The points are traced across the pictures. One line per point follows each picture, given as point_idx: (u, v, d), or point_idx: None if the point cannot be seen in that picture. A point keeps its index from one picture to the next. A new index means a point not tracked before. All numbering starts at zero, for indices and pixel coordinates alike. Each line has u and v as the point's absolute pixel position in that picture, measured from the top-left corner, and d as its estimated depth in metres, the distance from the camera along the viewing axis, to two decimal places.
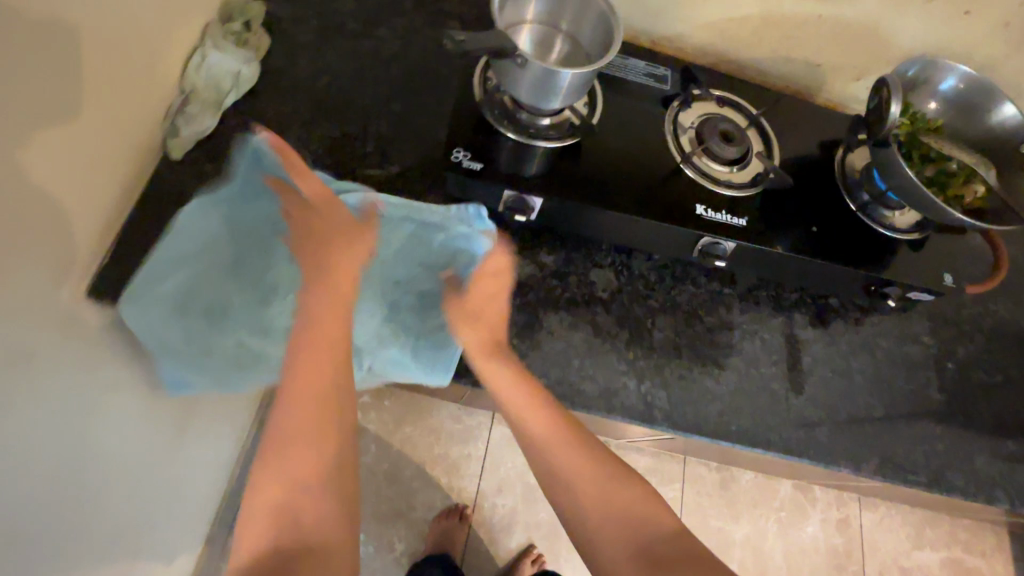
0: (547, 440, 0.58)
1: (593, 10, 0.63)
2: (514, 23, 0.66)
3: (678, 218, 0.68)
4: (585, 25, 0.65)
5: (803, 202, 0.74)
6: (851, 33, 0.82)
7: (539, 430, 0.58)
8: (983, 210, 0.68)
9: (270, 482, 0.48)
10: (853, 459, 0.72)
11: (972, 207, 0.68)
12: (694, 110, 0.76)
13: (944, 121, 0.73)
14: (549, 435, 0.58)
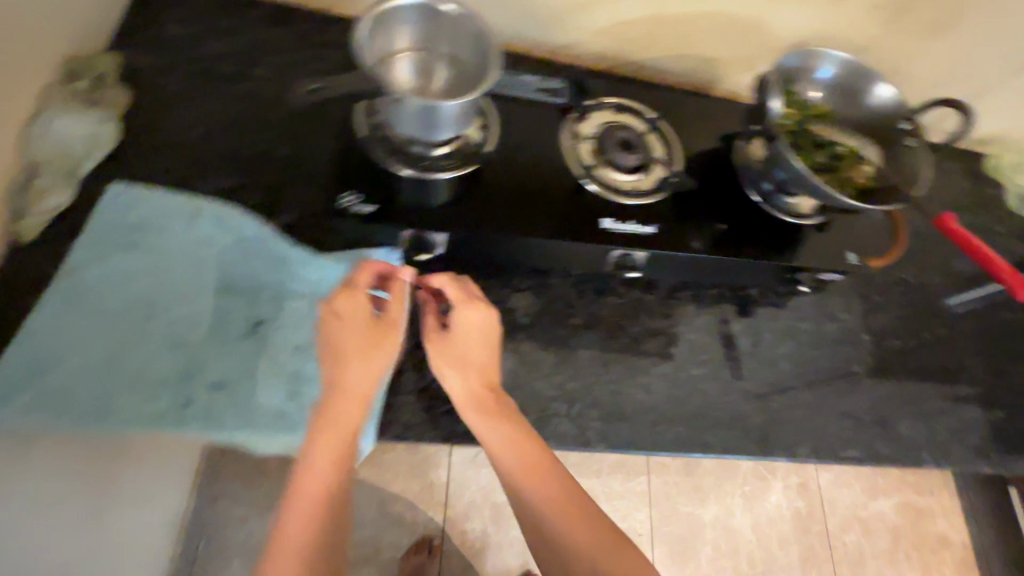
0: (557, 515, 0.51)
1: (466, 32, 0.62)
2: (391, 50, 0.62)
3: (587, 235, 0.67)
4: (462, 46, 0.63)
5: (709, 201, 0.75)
6: (736, 28, 0.83)
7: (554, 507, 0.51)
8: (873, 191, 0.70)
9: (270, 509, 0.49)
10: (787, 446, 0.73)
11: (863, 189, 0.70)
12: (591, 120, 0.75)
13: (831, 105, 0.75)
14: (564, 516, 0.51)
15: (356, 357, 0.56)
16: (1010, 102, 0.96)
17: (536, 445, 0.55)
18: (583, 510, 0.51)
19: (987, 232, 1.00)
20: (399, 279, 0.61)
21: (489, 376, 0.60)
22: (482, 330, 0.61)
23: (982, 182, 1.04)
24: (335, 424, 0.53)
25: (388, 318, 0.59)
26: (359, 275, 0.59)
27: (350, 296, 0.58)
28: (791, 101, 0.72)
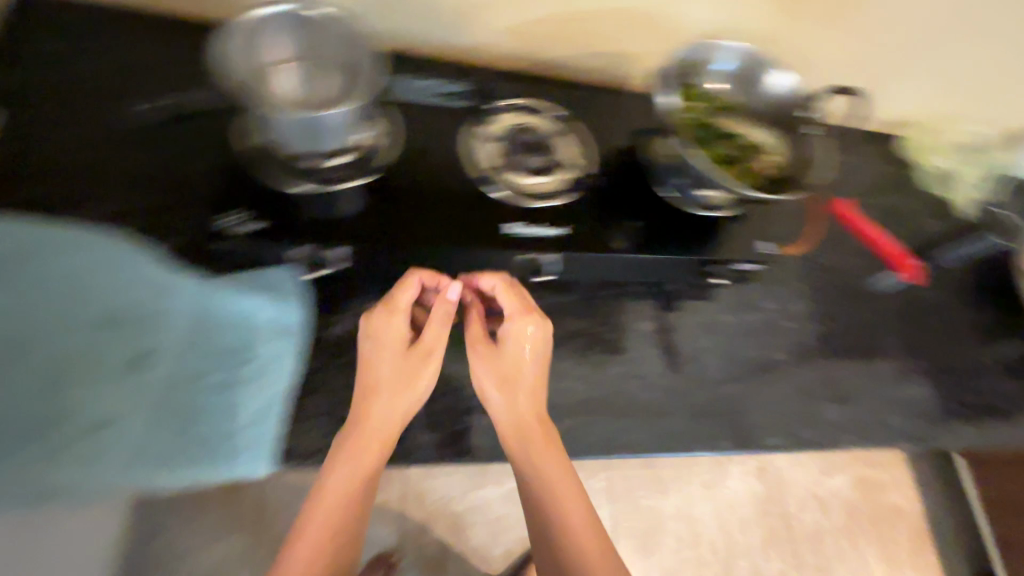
0: (556, 524, 0.65)
1: (331, 32, 0.61)
2: (259, 62, 0.59)
3: (490, 241, 0.67)
4: (327, 43, 0.61)
5: (620, 199, 0.75)
6: (642, 23, 0.83)
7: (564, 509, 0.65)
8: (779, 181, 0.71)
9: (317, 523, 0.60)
10: (710, 440, 0.73)
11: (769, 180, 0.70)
12: (497, 124, 0.74)
13: (729, 97, 0.75)
14: (570, 515, 0.65)
15: (387, 390, 0.59)
16: (919, 84, 0.98)
17: (561, 474, 0.63)
18: (578, 525, 0.65)
19: (901, 213, 1.03)
20: (443, 297, 0.63)
21: (536, 391, 0.66)
22: (531, 348, 0.66)
23: (896, 164, 1.07)
24: (355, 455, 0.58)
25: (422, 344, 0.63)
26: (398, 296, 0.63)
27: (388, 320, 0.62)
28: (688, 96, 0.72)
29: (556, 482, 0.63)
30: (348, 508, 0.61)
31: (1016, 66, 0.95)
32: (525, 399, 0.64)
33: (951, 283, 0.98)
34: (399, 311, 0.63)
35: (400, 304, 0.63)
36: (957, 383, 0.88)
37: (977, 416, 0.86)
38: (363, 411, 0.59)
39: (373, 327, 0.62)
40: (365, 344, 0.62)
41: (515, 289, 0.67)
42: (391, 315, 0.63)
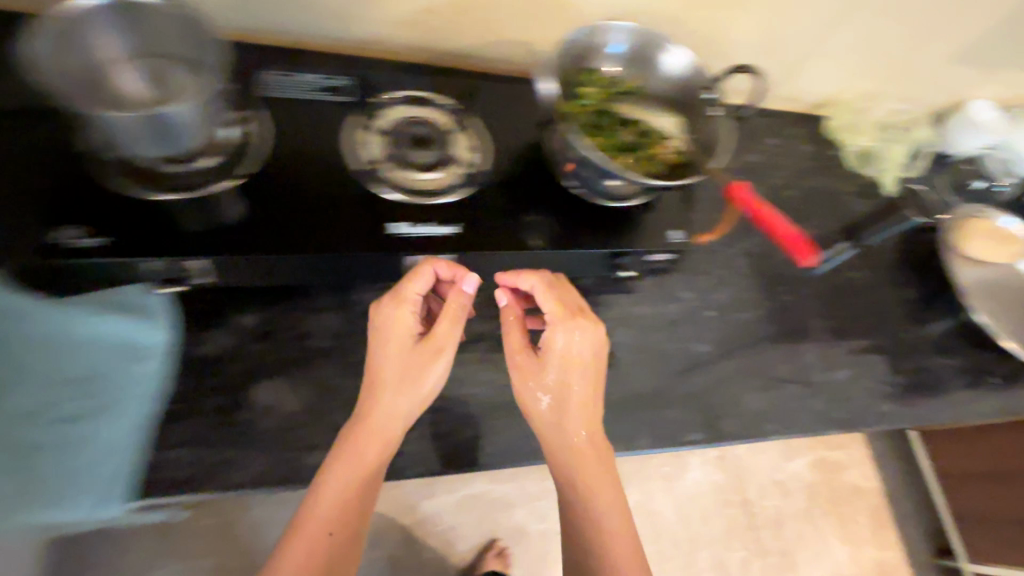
0: (586, 521, 0.64)
1: (164, 20, 0.56)
2: (88, 60, 0.54)
3: (371, 245, 0.61)
4: (165, 34, 0.57)
5: (524, 191, 0.70)
6: (541, 8, 0.79)
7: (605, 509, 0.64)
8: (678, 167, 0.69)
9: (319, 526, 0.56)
10: (622, 440, 0.70)
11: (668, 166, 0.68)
12: (378, 119, 0.68)
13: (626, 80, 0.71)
14: (611, 516, 0.64)
15: (395, 383, 0.61)
16: (836, 63, 0.96)
17: (597, 471, 0.65)
18: (613, 524, 0.64)
19: (827, 194, 1.03)
20: (459, 289, 0.63)
21: (576, 392, 0.66)
22: (575, 354, 0.66)
23: (819, 146, 1.06)
24: (361, 447, 0.59)
25: (432, 337, 0.63)
26: (409, 285, 0.62)
27: (398, 313, 0.63)
28: (584, 80, 0.69)
29: (590, 476, 0.64)
30: (351, 508, 0.58)
31: (931, 43, 0.94)
32: (567, 404, 0.65)
33: (875, 264, 0.97)
34: (407, 301, 0.63)
35: (407, 294, 0.63)
36: (882, 364, 0.87)
37: (901, 397, 0.85)
38: (371, 404, 0.61)
39: (382, 321, 0.63)
40: (376, 339, 0.62)
41: (557, 293, 0.66)
42: (400, 305, 0.62)
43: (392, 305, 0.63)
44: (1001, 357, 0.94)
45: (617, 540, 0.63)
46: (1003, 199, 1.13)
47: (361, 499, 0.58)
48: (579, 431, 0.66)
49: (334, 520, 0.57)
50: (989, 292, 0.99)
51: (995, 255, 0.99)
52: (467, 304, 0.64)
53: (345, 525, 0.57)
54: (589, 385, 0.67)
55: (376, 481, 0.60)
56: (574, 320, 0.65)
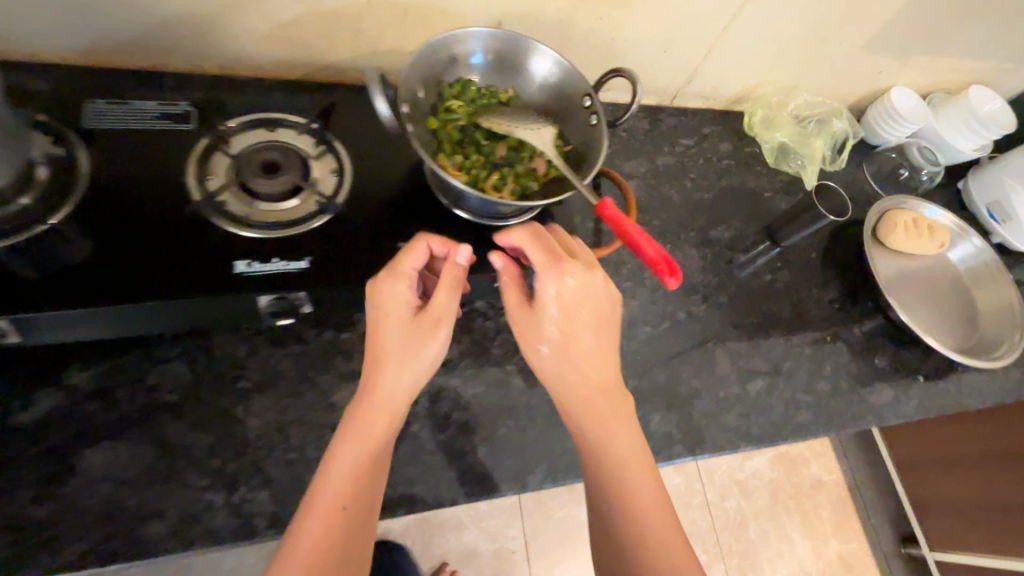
0: (608, 480, 0.55)
1: None
2: None
3: (211, 288, 0.56)
4: None
5: (393, 215, 0.65)
6: (416, 15, 0.74)
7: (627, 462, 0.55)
8: (555, 180, 0.66)
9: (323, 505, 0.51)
10: (518, 476, 0.65)
11: (545, 181, 0.65)
12: (225, 146, 0.63)
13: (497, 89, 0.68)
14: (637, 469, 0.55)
15: (399, 357, 0.56)
16: (744, 58, 0.92)
17: (616, 423, 0.56)
18: (640, 480, 0.55)
19: (746, 192, 0.99)
20: (454, 261, 0.58)
21: (586, 339, 0.56)
22: (578, 302, 0.55)
23: (737, 144, 1.03)
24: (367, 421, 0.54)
25: (432, 308, 0.57)
26: (405, 259, 0.57)
27: (393, 286, 0.56)
28: (451, 94, 0.65)
29: (605, 431, 0.56)
30: (364, 483, 0.52)
31: (838, 35, 0.91)
32: (573, 357, 0.56)
33: (795, 265, 0.94)
34: (404, 276, 0.57)
35: (403, 269, 0.57)
36: (801, 371, 0.84)
37: (821, 404, 0.82)
38: (375, 378, 0.55)
39: (376, 293, 0.56)
40: (371, 313, 0.56)
41: (542, 242, 0.57)
42: (395, 279, 0.56)
43: (384, 276, 0.57)
44: (922, 355, 0.92)
45: (648, 495, 0.55)
46: (928, 187, 1.10)
47: (374, 472, 0.54)
48: (589, 384, 0.57)
49: (348, 494, 0.52)
50: (910, 285, 0.97)
51: (915, 247, 0.97)
52: (462, 277, 0.59)
53: (358, 500, 0.52)
54: (598, 333, 0.56)
55: (386, 454, 0.56)
56: (565, 266, 0.54)
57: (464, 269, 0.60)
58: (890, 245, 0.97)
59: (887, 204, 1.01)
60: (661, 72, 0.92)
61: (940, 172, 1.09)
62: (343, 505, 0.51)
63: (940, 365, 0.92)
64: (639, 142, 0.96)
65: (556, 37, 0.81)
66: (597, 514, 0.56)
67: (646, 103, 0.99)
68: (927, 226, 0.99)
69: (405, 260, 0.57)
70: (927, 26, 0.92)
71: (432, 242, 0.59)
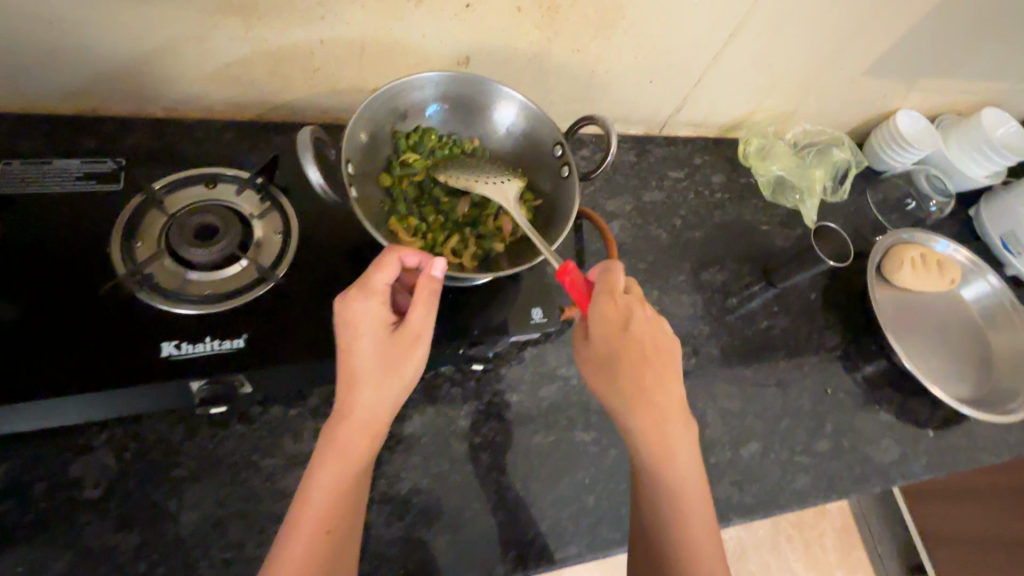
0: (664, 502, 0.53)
1: None
2: None
3: (131, 374, 0.50)
4: None
5: (346, 278, 0.59)
6: (375, 51, 0.68)
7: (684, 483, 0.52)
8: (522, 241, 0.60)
9: (316, 521, 0.47)
10: (484, 565, 0.59)
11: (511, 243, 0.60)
12: (156, 209, 0.57)
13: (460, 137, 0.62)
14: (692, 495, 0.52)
15: (374, 377, 0.50)
16: (737, 86, 0.86)
17: (674, 441, 0.52)
18: (697, 506, 0.52)
19: (741, 228, 0.92)
20: (427, 275, 0.51)
21: (645, 362, 0.52)
22: (633, 325, 0.53)
23: (731, 175, 0.96)
24: (343, 445, 0.50)
25: (408, 325, 0.51)
26: (377, 274, 0.51)
27: (365, 302, 0.51)
28: (408, 145, 0.60)
29: (665, 459, 0.51)
30: (345, 508, 0.49)
31: (841, 60, 0.84)
32: (633, 386, 0.52)
33: (792, 308, 0.88)
34: (376, 292, 0.51)
35: (374, 283, 0.51)
36: (799, 429, 0.78)
37: (820, 466, 0.76)
38: (349, 400, 0.50)
39: (345, 310, 0.51)
40: (340, 331, 0.51)
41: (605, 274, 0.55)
42: (367, 297, 0.51)
43: (356, 288, 0.51)
44: (930, 405, 0.85)
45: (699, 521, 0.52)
46: (936, 217, 1.03)
47: (355, 496, 0.50)
48: (652, 410, 0.51)
49: (332, 519, 0.48)
50: (918, 325, 0.91)
51: (924, 284, 0.90)
52: (441, 291, 0.53)
53: (342, 526, 0.49)
54: (656, 356, 0.53)
55: (365, 477, 0.51)
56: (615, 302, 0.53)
57: (440, 281, 0.53)
58: (896, 281, 0.91)
59: (890, 240, 0.93)
60: (648, 102, 0.86)
61: (949, 202, 1.03)
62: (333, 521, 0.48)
63: (950, 416, 0.85)
64: (624, 177, 0.90)
65: (531, 71, 0.75)
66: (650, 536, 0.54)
67: (632, 132, 0.93)
68: (936, 262, 0.92)
69: (376, 274, 0.51)
70: (935, 48, 0.85)
71: (410, 252, 0.53)
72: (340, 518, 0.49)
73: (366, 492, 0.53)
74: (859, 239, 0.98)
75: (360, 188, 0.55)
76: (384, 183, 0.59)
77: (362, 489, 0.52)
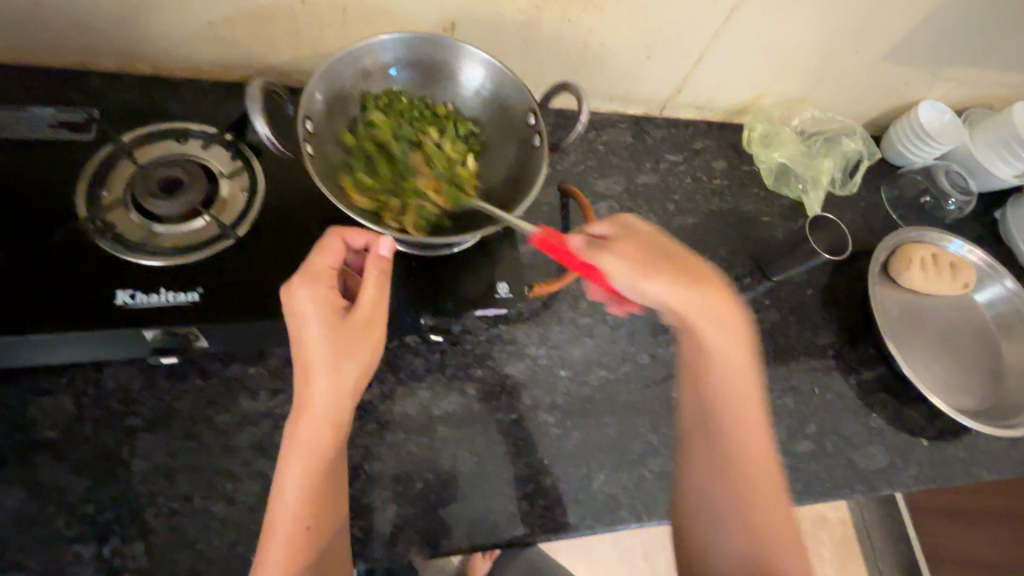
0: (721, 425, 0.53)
1: None
2: None
3: (83, 320, 0.50)
4: None
5: (310, 242, 0.59)
6: (358, 14, 0.66)
7: (736, 389, 0.53)
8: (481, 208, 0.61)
9: (295, 513, 0.47)
10: (431, 537, 0.58)
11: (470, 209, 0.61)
12: (123, 163, 0.58)
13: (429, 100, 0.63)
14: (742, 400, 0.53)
15: (329, 364, 0.49)
16: (744, 66, 0.81)
17: (725, 340, 0.53)
18: (746, 418, 0.53)
19: (738, 217, 0.88)
20: (374, 255, 0.52)
21: (686, 257, 0.53)
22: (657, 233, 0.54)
23: (733, 161, 0.92)
24: (303, 439, 0.48)
25: (359, 308, 0.51)
26: (319, 259, 0.51)
27: (312, 289, 0.50)
28: (371, 103, 0.60)
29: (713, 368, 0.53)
30: (319, 501, 0.48)
31: (858, 42, 0.78)
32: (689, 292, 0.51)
33: (786, 304, 0.84)
34: (323, 278, 0.51)
35: (319, 270, 0.51)
36: (779, 427, 0.74)
37: (799, 467, 0.72)
38: (304, 393, 0.49)
39: (292, 300, 0.50)
40: (290, 323, 0.50)
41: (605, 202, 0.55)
42: (314, 283, 0.50)
43: (302, 278, 0.50)
44: (928, 413, 0.81)
45: (752, 444, 0.52)
46: (956, 217, 0.96)
47: (326, 489, 0.49)
48: (708, 315, 0.51)
49: (308, 514, 0.48)
50: (924, 328, 0.85)
51: (933, 287, 0.85)
52: (390, 269, 0.53)
53: (320, 518, 0.48)
54: (693, 263, 0.53)
55: (335, 466, 0.51)
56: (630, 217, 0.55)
57: (389, 260, 0.53)
58: (903, 283, 0.85)
59: (900, 237, 0.88)
60: (646, 81, 0.82)
61: (971, 201, 0.96)
62: (311, 509, 0.48)
63: (947, 427, 0.80)
64: (619, 157, 0.87)
65: (520, 41, 0.73)
66: (713, 465, 0.53)
67: (631, 112, 0.90)
68: (949, 263, 0.86)
69: (318, 261, 0.51)
70: (964, 33, 0.79)
71: (348, 233, 0.53)
72: (319, 504, 0.49)
73: (339, 479, 0.52)
74: (866, 236, 0.93)
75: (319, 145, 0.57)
76: (341, 137, 0.59)
77: (334, 476, 0.52)
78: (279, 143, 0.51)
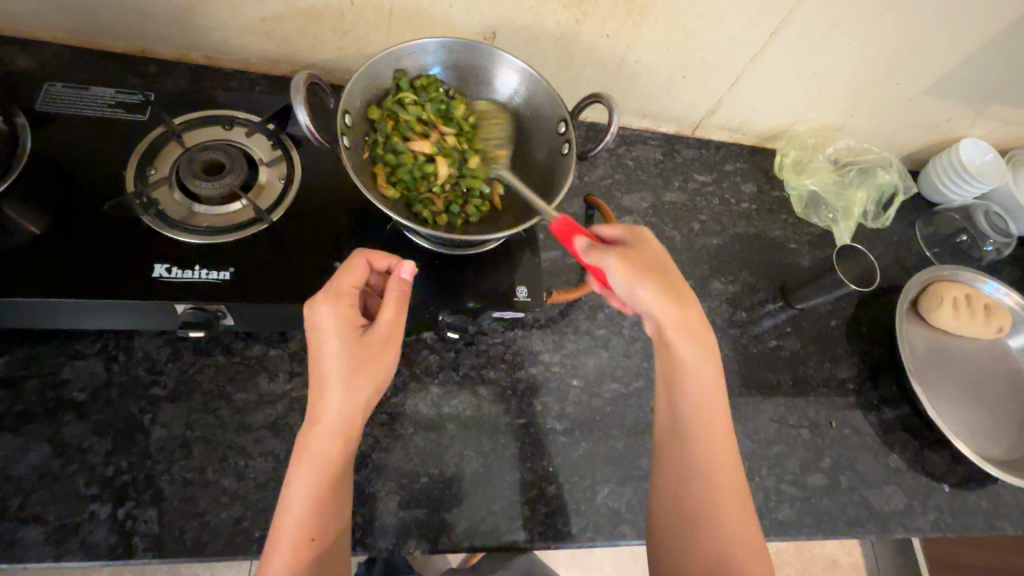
0: (687, 406, 0.54)
1: None
2: None
3: (121, 288, 0.53)
4: None
5: (338, 234, 0.61)
6: (403, 18, 0.69)
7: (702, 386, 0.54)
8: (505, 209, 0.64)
9: (302, 523, 0.48)
10: (430, 532, 0.59)
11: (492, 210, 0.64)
12: (173, 145, 0.61)
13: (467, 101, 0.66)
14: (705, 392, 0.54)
15: (346, 379, 0.51)
16: (779, 92, 0.81)
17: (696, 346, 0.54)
18: (715, 407, 0.54)
19: (764, 242, 0.88)
20: (397, 278, 0.54)
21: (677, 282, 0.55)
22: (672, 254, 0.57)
23: (763, 187, 0.92)
24: (315, 450, 0.50)
25: (377, 328, 0.53)
26: (343, 277, 0.53)
27: (335, 306, 0.51)
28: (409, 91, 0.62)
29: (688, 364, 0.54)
30: (326, 513, 0.49)
31: (900, 73, 0.77)
32: (679, 303, 0.54)
33: (808, 333, 0.82)
34: (346, 296, 0.52)
35: (343, 288, 0.52)
36: (792, 458, 0.73)
37: (809, 500, 0.70)
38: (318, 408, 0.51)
39: (315, 317, 0.51)
40: (311, 338, 0.51)
41: None
42: (337, 300, 0.52)
43: (325, 296, 0.52)
44: (952, 459, 0.78)
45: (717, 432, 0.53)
46: (993, 258, 0.94)
47: (336, 501, 0.51)
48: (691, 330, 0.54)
49: (315, 525, 0.48)
50: (952, 371, 0.82)
51: (965, 329, 0.82)
52: (409, 292, 0.55)
53: (326, 529, 0.49)
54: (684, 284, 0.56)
55: (343, 480, 0.52)
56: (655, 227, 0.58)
57: (408, 283, 0.55)
58: (933, 321, 0.83)
59: (935, 274, 0.86)
60: (680, 99, 0.83)
61: (1011, 243, 0.93)
62: (316, 520, 0.48)
63: (971, 476, 0.77)
64: (647, 173, 0.87)
65: (557, 53, 0.74)
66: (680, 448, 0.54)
67: (663, 130, 0.90)
68: (983, 305, 0.83)
69: (342, 279, 0.53)
70: (1013, 71, 0.77)
71: (373, 255, 0.55)
72: (328, 515, 0.49)
73: (348, 490, 0.53)
74: (897, 271, 0.91)
75: (360, 142, 0.61)
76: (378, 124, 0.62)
77: (344, 487, 0.52)
78: (317, 134, 0.54)
